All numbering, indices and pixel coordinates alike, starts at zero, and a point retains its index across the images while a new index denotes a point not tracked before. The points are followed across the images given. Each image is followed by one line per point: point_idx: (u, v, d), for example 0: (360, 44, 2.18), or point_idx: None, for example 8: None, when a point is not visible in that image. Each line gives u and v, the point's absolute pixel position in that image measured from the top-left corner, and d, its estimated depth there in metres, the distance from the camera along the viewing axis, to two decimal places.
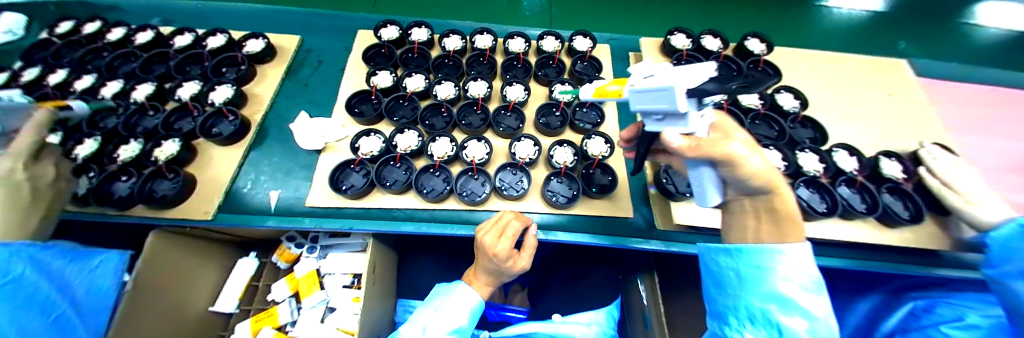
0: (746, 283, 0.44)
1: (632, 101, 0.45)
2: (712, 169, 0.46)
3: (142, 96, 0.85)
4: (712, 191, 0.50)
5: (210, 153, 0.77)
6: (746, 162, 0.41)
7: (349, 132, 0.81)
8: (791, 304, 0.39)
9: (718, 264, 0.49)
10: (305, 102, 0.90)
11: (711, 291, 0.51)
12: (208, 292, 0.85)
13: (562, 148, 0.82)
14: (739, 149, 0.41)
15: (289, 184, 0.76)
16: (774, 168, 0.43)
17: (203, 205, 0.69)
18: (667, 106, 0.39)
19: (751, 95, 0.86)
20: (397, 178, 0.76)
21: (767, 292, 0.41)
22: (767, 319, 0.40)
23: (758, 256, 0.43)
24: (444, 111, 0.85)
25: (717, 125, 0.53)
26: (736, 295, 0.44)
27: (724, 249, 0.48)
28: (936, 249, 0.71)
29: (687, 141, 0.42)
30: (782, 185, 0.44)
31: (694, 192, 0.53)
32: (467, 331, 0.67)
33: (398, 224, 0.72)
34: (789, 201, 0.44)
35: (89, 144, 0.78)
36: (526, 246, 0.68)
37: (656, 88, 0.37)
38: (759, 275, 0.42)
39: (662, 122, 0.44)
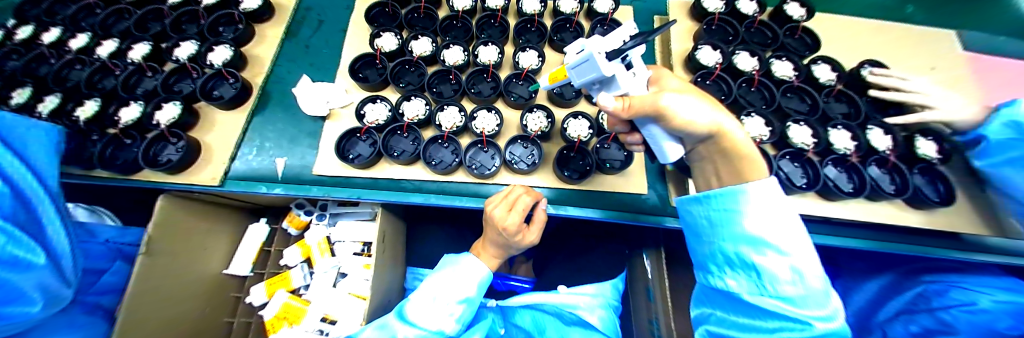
0: (720, 228, 0.43)
1: (573, 78, 0.51)
2: (658, 126, 0.45)
3: (139, 56, 0.81)
4: (666, 142, 0.47)
5: (213, 119, 0.74)
6: (678, 114, 0.40)
7: (353, 98, 0.77)
8: (761, 243, 0.37)
9: (691, 214, 0.49)
10: (306, 66, 0.85)
11: (692, 241, 0.51)
12: (221, 255, 0.86)
13: (577, 121, 0.77)
14: (671, 101, 0.40)
15: (295, 152, 0.74)
16: (713, 112, 0.42)
17: (210, 171, 0.68)
18: (596, 72, 0.44)
19: (787, 66, 0.79)
20: (404, 148, 0.73)
21: (738, 236, 0.40)
22: (742, 262, 0.39)
23: (728, 199, 0.41)
24: (453, 79, 0.80)
25: (654, 79, 0.49)
26: (712, 241, 0.44)
27: (695, 198, 0.47)
28: (962, 234, 0.68)
29: (619, 102, 0.42)
30: (730, 124, 0.42)
31: (654, 150, 0.52)
32: (475, 300, 0.68)
33: (407, 195, 0.71)
34: (740, 140, 0.42)
35: (89, 105, 0.75)
36: (536, 221, 0.66)
37: (582, 59, 0.44)
38: (732, 219, 0.41)
39: (602, 91, 0.48)
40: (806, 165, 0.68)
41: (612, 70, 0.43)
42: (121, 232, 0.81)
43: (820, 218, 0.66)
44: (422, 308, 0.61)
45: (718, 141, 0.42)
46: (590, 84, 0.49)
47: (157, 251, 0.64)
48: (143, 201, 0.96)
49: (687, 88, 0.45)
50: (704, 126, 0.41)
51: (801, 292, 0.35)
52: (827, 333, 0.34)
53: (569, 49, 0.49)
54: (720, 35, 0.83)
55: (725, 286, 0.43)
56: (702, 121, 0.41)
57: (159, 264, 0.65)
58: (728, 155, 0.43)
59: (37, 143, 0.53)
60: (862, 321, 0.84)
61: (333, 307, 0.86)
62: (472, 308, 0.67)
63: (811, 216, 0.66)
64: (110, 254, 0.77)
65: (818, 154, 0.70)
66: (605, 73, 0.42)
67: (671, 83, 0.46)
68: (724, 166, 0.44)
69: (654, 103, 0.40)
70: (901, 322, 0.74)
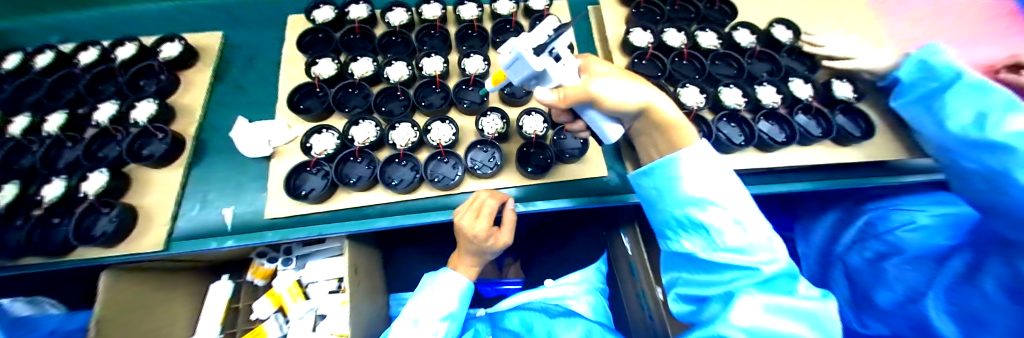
0: (666, 196, 0.44)
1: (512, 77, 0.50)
2: (596, 110, 0.46)
3: (54, 128, 0.74)
4: (604, 124, 0.48)
5: (147, 179, 0.69)
6: (609, 96, 0.41)
7: (297, 132, 0.74)
8: (702, 204, 0.39)
9: (642, 187, 0.49)
10: (244, 107, 0.81)
11: (648, 211, 0.52)
12: (182, 324, 0.80)
13: (531, 117, 0.77)
14: (600, 87, 0.41)
15: (243, 198, 0.70)
16: (641, 89, 0.43)
17: (147, 236, 0.63)
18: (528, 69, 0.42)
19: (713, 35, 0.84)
20: (361, 174, 0.71)
21: (681, 200, 0.41)
22: (690, 224, 0.41)
23: (666, 168, 0.42)
24: (401, 95, 0.79)
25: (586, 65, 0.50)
26: (663, 210, 0.45)
27: (641, 171, 0.48)
28: (895, 160, 0.73)
29: (556, 94, 0.43)
30: (658, 97, 0.44)
31: (597, 133, 0.53)
32: (460, 314, 0.66)
33: (372, 221, 0.69)
34: (672, 111, 0.43)
35: (6, 189, 0.67)
36: (506, 221, 0.66)
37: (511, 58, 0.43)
38: (673, 186, 0.42)
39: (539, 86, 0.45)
40: (743, 124, 0.72)
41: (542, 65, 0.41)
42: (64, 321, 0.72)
43: (765, 169, 0.70)
44: (405, 331, 0.60)
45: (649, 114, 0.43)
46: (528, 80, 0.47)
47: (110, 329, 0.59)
48: (86, 283, 0.87)
49: (616, 71, 0.47)
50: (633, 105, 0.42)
51: (744, 241, 0.37)
52: (773, 272, 0.37)
53: (501, 50, 0.47)
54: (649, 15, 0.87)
55: (683, 249, 0.44)
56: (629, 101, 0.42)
57: None
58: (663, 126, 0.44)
59: None
60: (821, 255, 0.91)
61: None
62: (458, 323, 0.66)
63: (761, 168, 0.69)
64: None
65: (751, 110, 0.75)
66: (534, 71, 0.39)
67: (600, 68, 0.47)
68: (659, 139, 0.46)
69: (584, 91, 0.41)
70: (857, 252, 0.81)
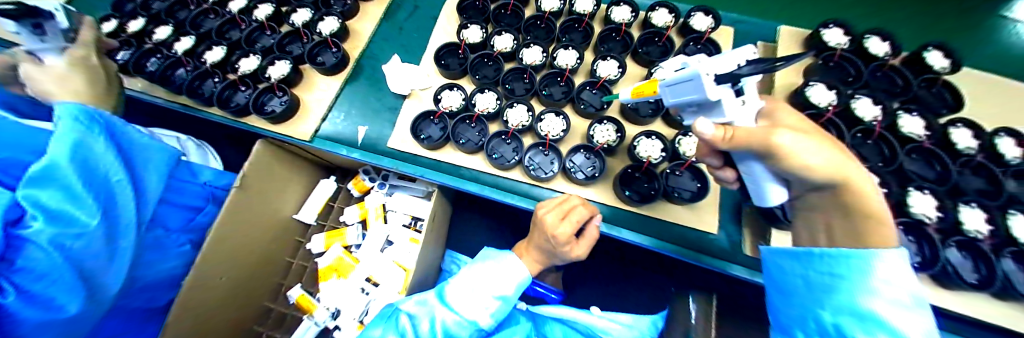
0: (822, 293, 0.38)
1: (666, 96, 0.51)
2: (760, 166, 0.41)
3: (263, 16, 0.92)
4: (768, 183, 0.44)
5: (313, 80, 0.83)
6: (800, 155, 0.36)
7: (432, 83, 0.82)
8: (874, 321, 0.33)
9: (782, 270, 0.45)
10: (397, 46, 0.91)
11: (773, 298, 0.47)
12: (293, 202, 0.97)
13: (648, 140, 0.73)
14: (789, 141, 0.36)
15: (374, 123, 0.81)
16: (838, 158, 0.37)
17: (303, 126, 0.77)
18: (699, 93, 0.42)
19: (918, 122, 0.69)
20: (469, 137, 0.76)
21: (845, 306, 0.35)
22: (840, 334, 0.35)
23: (837, 263, 0.37)
24: (527, 77, 0.80)
25: (767, 110, 0.44)
26: (806, 305, 0.40)
27: (795, 255, 0.43)
28: None
29: (720, 131, 0.38)
30: (856, 172, 0.36)
31: (752, 191, 0.48)
32: (512, 300, 0.68)
33: (462, 182, 0.74)
34: (868, 197, 0.37)
35: (218, 51, 0.89)
36: (586, 236, 0.65)
37: (685, 77, 0.43)
38: (841, 286, 0.37)
39: (700, 114, 0.46)
40: (924, 240, 0.59)
41: (719, 94, 0.40)
42: (217, 175, 0.92)
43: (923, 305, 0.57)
44: (459, 293, 0.64)
45: (842, 195, 0.37)
46: (686, 105, 0.48)
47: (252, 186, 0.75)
48: (244, 143, 1.11)
49: (805, 128, 0.40)
50: (824, 173, 0.36)
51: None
52: None
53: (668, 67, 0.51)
54: (837, 75, 0.74)
55: None
56: (826, 168, 0.36)
57: (248, 198, 0.75)
58: (852, 214, 0.38)
59: (146, 155, 0.63)
60: None
61: (377, 270, 0.96)
62: (506, 307, 0.68)
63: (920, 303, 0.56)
64: (204, 194, 0.87)
65: (939, 231, 0.61)
66: (710, 96, 0.40)
67: (785, 117, 0.41)
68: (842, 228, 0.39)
69: (766, 139, 0.36)
70: None
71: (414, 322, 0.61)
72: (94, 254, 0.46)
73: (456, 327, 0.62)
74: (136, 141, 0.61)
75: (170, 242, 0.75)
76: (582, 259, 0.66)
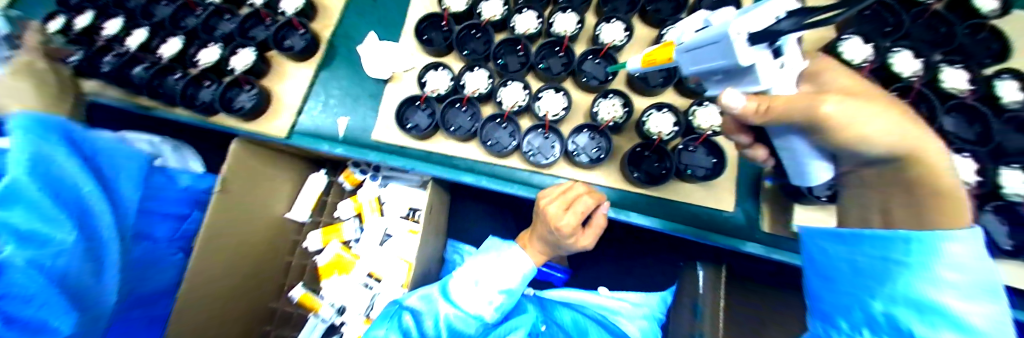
0: (872, 279, 0.32)
1: (685, 64, 0.43)
2: (803, 143, 0.36)
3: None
4: (813, 161, 0.38)
5: (283, 68, 0.75)
6: (860, 126, 0.29)
7: (415, 62, 0.73)
8: (931, 309, 0.26)
9: (827, 253, 0.38)
10: (373, 21, 0.80)
11: (813, 284, 0.40)
12: (284, 200, 0.92)
13: (659, 113, 0.66)
14: (839, 109, 0.29)
15: (356, 111, 0.73)
16: (903, 124, 0.30)
17: (279, 122, 0.71)
18: (726, 58, 0.35)
19: (962, 75, 0.60)
20: (461, 124, 0.69)
21: (896, 294, 0.29)
22: (891, 326, 0.28)
23: (893, 246, 0.30)
24: (521, 50, 0.70)
25: (811, 74, 0.37)
26: (850, 293, 0.33)
27: (842, 236, 0.36)
28: None
29: (753, 101, 0.33)
30: (928, 141, 0.30)
31: (790, 168, 0.42)
32: (517, 293, 0.65)
33: (456, 173, 0.68)
34: (939, 169, 0.30)
35: (175, 43, 0.79)
36: (592, 225, 0.60)
37: (710, 39, 0.36)
38: (894, 272, 0.30)
39: (726, 84, 0.39)
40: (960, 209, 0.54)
41: (751, 58, 0.33)
42: (196, 178, 0.81)
43: None
44: (464, 288, 0.62)
45: (907, 180, 0.31)
46: (710, 73, 0.40)
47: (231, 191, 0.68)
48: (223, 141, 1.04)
49: (858, 91, 0.33)
50: (874, 153, 0.31)
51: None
52: None
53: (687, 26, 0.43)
54: (873, 25, 0.67)
55: None
56: (881, 146, 0.30)
57: (233, 201, 0.70)
58: (894, 199, 0.33)
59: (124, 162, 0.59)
60: None
61: (378, 265, 0.93)
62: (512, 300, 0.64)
63: None
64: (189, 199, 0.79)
65: (976, 198, 0.56)
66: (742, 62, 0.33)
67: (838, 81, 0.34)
68: (899, 211, 0.33)
69: (811, 107, 0.30)
70: None
71: (417, 320, 0.59)
72: (74, 267, 0.45)
73: (459, 322, 0.61)
74: (102, 147, 0.56)
75: (160, 252, 0.71)
76: (589, 249, 0.61)
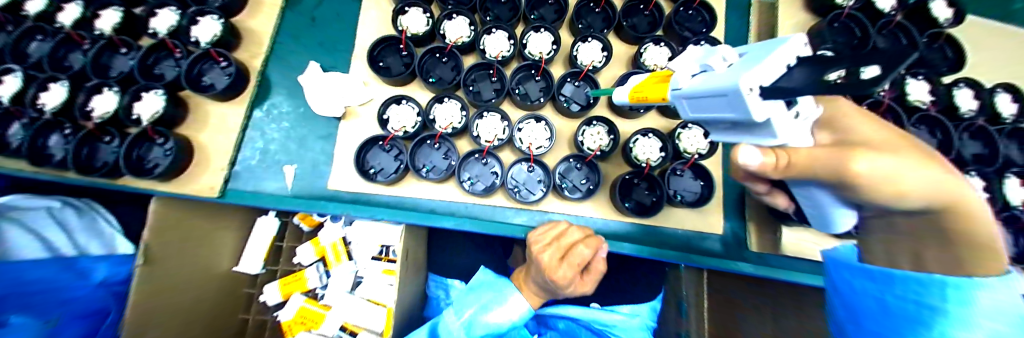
0: (904, 324, 0.27)
1: (683, 109, 0.34)
2: (828, 197, 0.31)
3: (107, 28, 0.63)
4: (837, 209, 0.34)
5: (205, 111, 0.62)
6: (903, 179, 0.25)
7: (372, 94, 0.63)
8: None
9: (842, 283, 0.34)
10: (315, 46, 0.68)
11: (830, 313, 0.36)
12: (229, 252, 0.80)
13: (646, 139, 0.63)
14: (869, 165, 0.25)
15: (305, 157, 0.63)
16: (943, 174, 0.25)
17: (207, 179, 0.59)
18: (735, 112, 0.26)
19: (924, 87, 0.62)
20: (435, 163, 0.61)
21: None
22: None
23: (929, 290, 0.26)
24: (494, 75, 0.63)
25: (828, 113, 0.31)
26: (877, 334, 0.29)
27: (857, 266, 0.33)
28: None
29: (769, 157, 0.27)
30: (970, 194, 0.26)
31: (814, 215, 0.39)
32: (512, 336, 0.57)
33: (438, 218, 0.59)
34: (981, 217, 0.26)
35: (56, 90, 0.60)
36: (593, 271, 0.56)
37: (711, 87, 0.27)
38: (929, 320, 0.26)
39: (736, 136, 0.30)
40: None
41: (768, 112, 0.24)
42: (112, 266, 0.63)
43: None
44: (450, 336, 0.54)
45: (945, 233, 0.27)
46: (715, 123, 0.31)
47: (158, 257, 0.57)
48: None
49: (885, 135, 0.28)
50: (906, 210, 0.28)
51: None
52: None
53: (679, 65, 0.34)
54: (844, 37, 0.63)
55: None
56: (915, 209, 0.27)
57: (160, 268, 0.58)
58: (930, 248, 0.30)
59: None
60: None
61: (351, 314, 0.83)
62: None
63: None
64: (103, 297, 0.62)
65: None
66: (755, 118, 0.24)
67: (858, 123, 0.29)
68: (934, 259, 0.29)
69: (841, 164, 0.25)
70: None
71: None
72: None
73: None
74: None
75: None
76: (588, 294, 0.57)
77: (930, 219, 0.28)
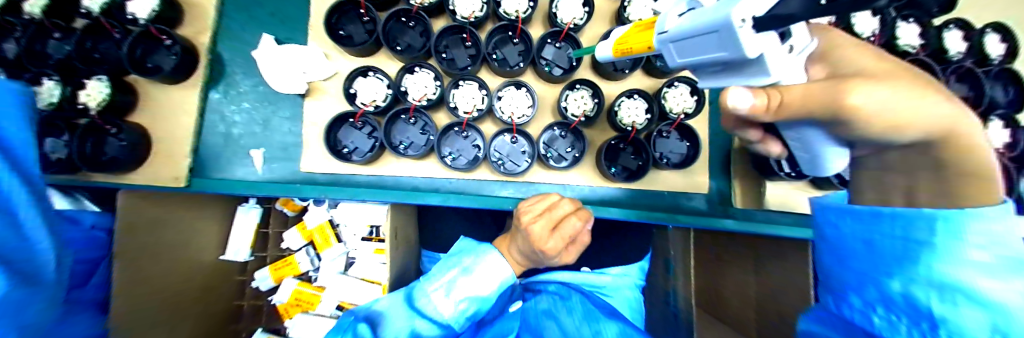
0: (894, 261, 0.28)
1: (668, 55, 0.32)
2: (819, 133, 0.29)
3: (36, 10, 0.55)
4: (829, 149, 0.31)
5: (156, 97, 0.57)
6: (897, 112, 0.23)
7: (338, 68, 0.58)
8: (956, 287, 0.23)
9: (835, 225, 0.35)
10: (268, 17, 0.61)
11: (822, 256, 0.37)
12: (214, 242, 0.78)
13: (631, 100, 0.60)
14: (867, 97, 0.22)
15: (274, 140, 0.59)
16: (943, 104, 0.25)
17: (170, 169, 0.56)
18: (727, 50, 0.24)
19: (914, 30, 0.62)
20: (412, 138, 0.58)
21: (920, 278, 0.25)
22: (912, 306, 0.26)
23: (916, 225, 0.26)
24: (468, 39, 0.58)
25: (825, 46, 0.29)
26: (865, 269, 0.30)
27: (851, 209, 0.32)
28: None
29: (760, 98, 0.25)
30: (964, 118, 0.25)
31: (802, 159, 0.36)
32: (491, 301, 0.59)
33: (421, 195, 0.57)
34: (979, 141, 0.26)
35: None
36: (579, 241, 0.56)
37: (700, 26, 0.25)
38: (917, 254, 0.26)
39: (725, 78, 0.29)
40: None
41: (762, 47, 0.22)
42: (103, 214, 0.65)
43: None
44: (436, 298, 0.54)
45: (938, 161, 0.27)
46: (703, 66, 0.30)
47: (135, 251, 0.53)
48: None
49: (889, 66, 0.26)
50: (900, 144, 0.27)
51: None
52: None
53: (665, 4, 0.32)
54: None
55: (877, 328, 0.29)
56: (906, 141, 0.26)
57: (142, 264, 0.55)
58: (919, 191, 0.30)
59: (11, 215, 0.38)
60: None
61: (347, 293, 0.85)
62: (484, 307, 0.58)
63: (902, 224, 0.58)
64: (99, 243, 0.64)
65: None
66: (748, 55, 0.23)
67: (853, 53, 0.27)
68: (929, 189, 0.29)
69: (835, 98, 0.23)
70: None
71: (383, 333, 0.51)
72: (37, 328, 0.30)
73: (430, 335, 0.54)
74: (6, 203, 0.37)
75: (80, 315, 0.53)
76: (573, 263, 0.58)
77: (918, 149, 0.28)
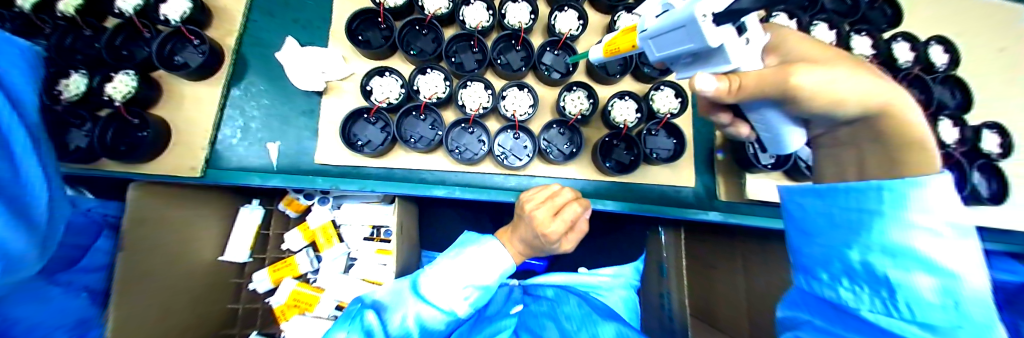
0: (854, 232, 0.32)
1: (650, 50, 0.38)
2: (780, 114, 0.35)
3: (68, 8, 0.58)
4: (787, 128, 0.37)
5: (179, 92, 0.60)
6: (837, 89, 0.29)
7: (354, 69, 0.63)
8: (905, 253, 0.27)
9: (801, 207, 0.39)
10: (291, 23, 0.67)
11: (791, 238, 0.41)
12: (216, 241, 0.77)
13: (622, 101, 0.66)
14: (808, 78, 0.28)
15: (289, 135, 0.63)
16: (878, 84, 0.30)
17: (187, 159, 0.58)
18: (694, 41, 0.30)
19: (867, 42, 0.71)
20: (422, 133, 0.62)
21: (876, 245, 0.29)
22: (871, 274, 0.29)
23: (867, 197, 0.30)
24: (475, 46, 0.64)
25: (778, 41, 0.35)
26: (828, 243, 0.34)
27: (815, 191, 0.37)
28: (987, 230, 0.69)
29: (724, 82, 0.30)
30: (901, 97, 0.31)
31: (767, 140, 0.42)
32: (493, 288, 0.61)
33: (427, 187, 0.62)
34: (912, 114, 0.31)
35: None
36: (576, 230, 0.60)
37: (673, 22, 0.30)
38: (871, 223, 0.30)
39: (696, 67, 0.35)
40: None
41: (721, 38, 0.28)
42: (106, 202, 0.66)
43: None
44: (436, 283, 0.56)
45: (880, 135, 0.33)
46: (678, 57, 0.36)
47: (141, 242, 0.53)
48: None
49: (831, 56, 0.32)
50: (846, 120, 0.33)
51: (954, 331, 0.25)
52: None
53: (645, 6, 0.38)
54: None
55: (838, 297, 0.32)
56: (850, 115, 0.32)
57: (145, 258, 0.55)
58: (870, 162, 0.35)
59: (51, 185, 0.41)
60: None
61: (345, 293, 0.85)
62: (488, 295, 0.61)
63: None
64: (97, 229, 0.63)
65: None
66: (710, 44, 0.28)
67: (804, 46, 0.33)
68: (877, 162, 0.34)
69: (781, 80, 0.29)
70: None
71: (383, 316, 0.52)
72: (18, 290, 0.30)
73: (434, 320, 0.55)
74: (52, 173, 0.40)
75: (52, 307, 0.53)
76: (571, 251, 0.61)
77: (864, 124, 0.33)
